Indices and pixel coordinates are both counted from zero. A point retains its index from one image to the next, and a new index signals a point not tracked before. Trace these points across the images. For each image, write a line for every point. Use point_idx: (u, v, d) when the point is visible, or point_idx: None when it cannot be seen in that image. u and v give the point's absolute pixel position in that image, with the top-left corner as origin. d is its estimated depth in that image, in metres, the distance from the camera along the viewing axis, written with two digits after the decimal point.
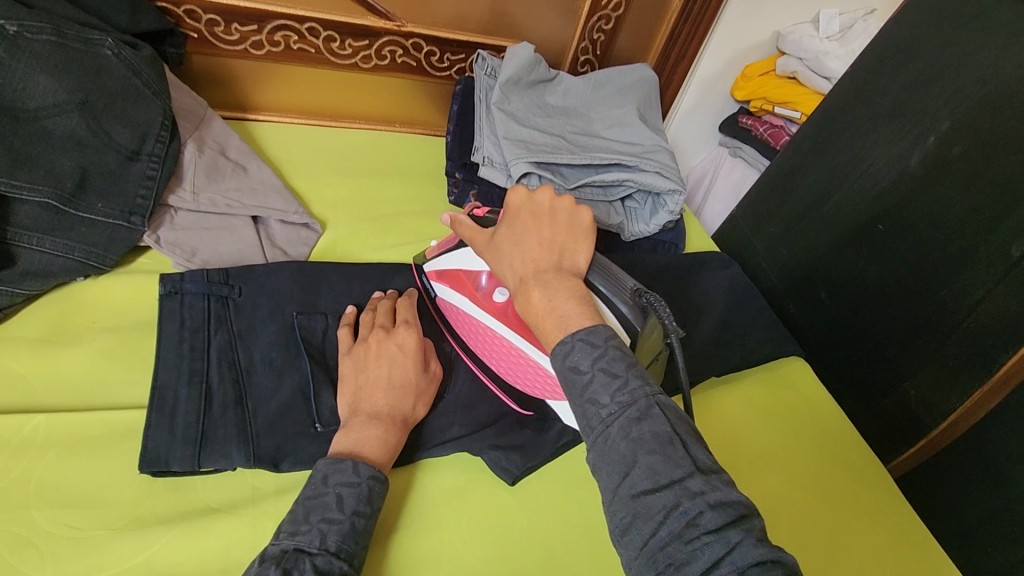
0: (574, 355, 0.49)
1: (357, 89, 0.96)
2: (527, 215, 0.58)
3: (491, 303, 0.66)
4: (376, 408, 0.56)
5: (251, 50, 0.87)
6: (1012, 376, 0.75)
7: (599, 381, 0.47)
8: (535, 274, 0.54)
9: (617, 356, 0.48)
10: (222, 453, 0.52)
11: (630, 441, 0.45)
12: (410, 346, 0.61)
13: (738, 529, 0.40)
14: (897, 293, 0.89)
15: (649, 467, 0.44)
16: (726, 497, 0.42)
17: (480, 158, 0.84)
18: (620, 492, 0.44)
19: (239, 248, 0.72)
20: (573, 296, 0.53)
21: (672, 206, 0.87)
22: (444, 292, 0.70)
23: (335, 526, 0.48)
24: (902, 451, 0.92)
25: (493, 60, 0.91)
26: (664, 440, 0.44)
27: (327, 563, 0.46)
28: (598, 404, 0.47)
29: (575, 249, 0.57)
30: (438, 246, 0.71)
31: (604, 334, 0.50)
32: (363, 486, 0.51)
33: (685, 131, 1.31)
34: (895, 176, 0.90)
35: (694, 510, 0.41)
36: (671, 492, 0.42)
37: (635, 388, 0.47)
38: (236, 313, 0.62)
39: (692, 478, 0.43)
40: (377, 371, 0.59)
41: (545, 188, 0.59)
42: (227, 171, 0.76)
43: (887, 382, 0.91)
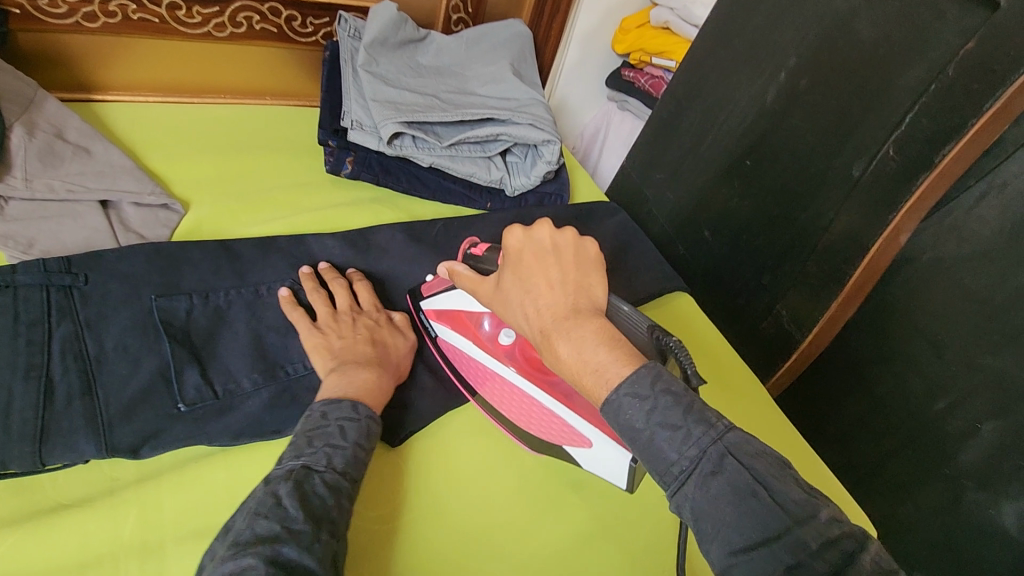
0: (624, 411, 0.46)
1: (215, 61, 0.91)
2: (532, 258, 0.54)
3: (497, 344, 0.67)
4: (362, 359, 0.62)
5: (83, 22, 0.79)
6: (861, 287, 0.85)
7: (663, 438, 0.44)
8: (556, 323, 0.50)
9: (670, 404, 0.45)
10: (68, 445, 0.49)
11: (711, 497, 0.42)
12: (383, 318, 0.69)
13: (848, 574, 0.38)
14: (765, 222, 0.95)
15: (736, 523, 0.41)
16: (829, 538, 0.39)
17: (350, 122, 0.82)
18: (718, 549, 0.41)
19: (86, 234, 0.66)
20: (601, 340, 0.49)
21: (548, 156, 0.88)
22: (444, 333, 0.70)
23: (339, 450, 0.52)
24: (777, 368, 0.99)
25: (355, 22, 0.89)
26: (744, 491, 0.42)
27: (336, 479, 0.50)
28: (669, 460, 0.44)
29: (592, 283, 0.53)
30: (437, 283, 0.72)
31: (649, 379, 0.46)
32: (363, 422, 0.56)
33: (572, 88, 1.33)
34: (756, 113, 0.95)
35: (800, 563, 0.38)
36: (771, 550, 0.39)
37: (700, 436, 0.44)
38: (82, 302, 0.58)
39: (790, 531, 0.40)
40: (355, 336, 0.64)
41: (543, 223, 0.55)
42: (66, 155, 0.70)
43: (763, 306, 0.98)
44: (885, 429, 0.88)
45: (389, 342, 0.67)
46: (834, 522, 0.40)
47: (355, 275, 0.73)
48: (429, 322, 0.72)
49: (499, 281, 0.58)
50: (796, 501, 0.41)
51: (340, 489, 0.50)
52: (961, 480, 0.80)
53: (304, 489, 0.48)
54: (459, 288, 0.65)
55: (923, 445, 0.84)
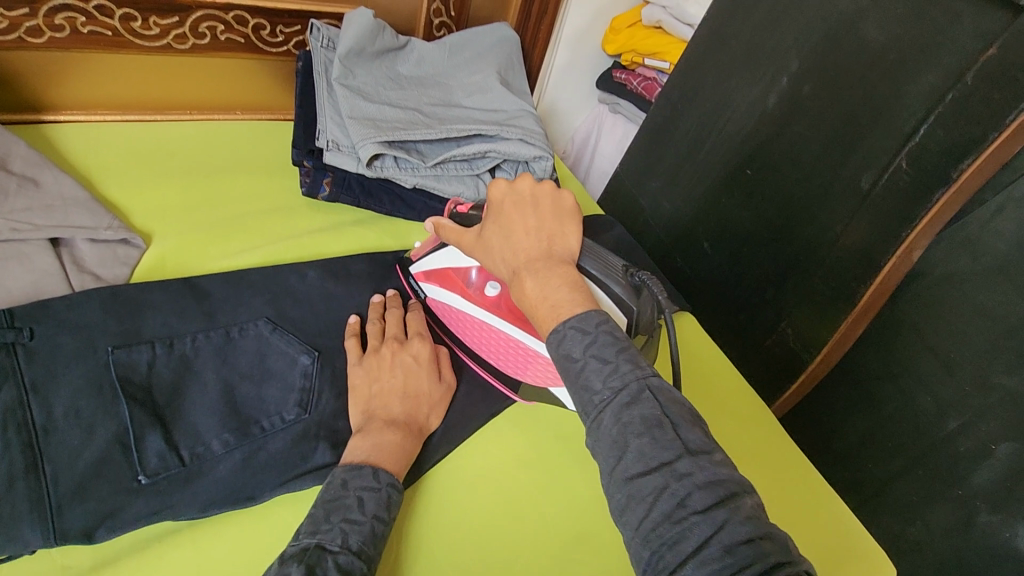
0: (565, 344, 0.46)
1: (178, 74, 0.84)
2: (511, 207, 0.56)
3: (484, 298, 0.69)
4: (392, 414, 0.58)
5: (27, 38, 0.72)
6: (872, 306, 0.80)
7: (592, 370, 0.44)
8: (526, 262, 0.52)
9: (609, 340, 0.45)
10: (10, 536, 0.44)
11: (621, 425, 0.41)
12: (424, 356, 0.64)
13: (724, 508, 0.37)
14: (769, 234, 0.90)
15: (639, 450, 0.40)
16: (717, 478, 0.39)
17: (325, 142, 0.76)
18: (614, 474, 0.41)
19: (34, 278, 0.60)
20: (568, 283, 0.50)
21: (541, 173, 0.84)
22: (434, 291, 0.72)
23: (356, 527, 0.48)
24: (785, 388, 0.94)
25: (329, 30, 0.83)
26: (652, 423, 0.41)
27: (350, 562, 0.45)
28: (591, 390, 0.44)
29: (566, 232, 0.55)
30: (424, 248, 0.73)
31: (595, 319, 0.47)
32: (383, 492, 0.51)
33: (562, 90, 1.27)
34: (756, 119, 0.90)
35: (683, 491, 0.38)
36: (661, 475, 0.39)
37: (625, 371, 0.43)
38: (28, 361, 0.52)
39: (682, 460, 0.39)
40: (392, 381, 0.60)
41: (524, 177, 0.57)
42: (11, 189, 0.64)
43: (768, 322, 0.93)
44: (893, 450, 0.85)
45: (427, 388, 0.62)
46: (726, 466, 0.40)
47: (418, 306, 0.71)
48: (417, 284, 0.74)
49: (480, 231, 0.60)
50: (696, 440, 0.41)
51: (355, 571, 0.45)
52: (973, 502, 0.77)
53: (316, 572, 0.43)
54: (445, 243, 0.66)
55: (934, 466, 0.80)
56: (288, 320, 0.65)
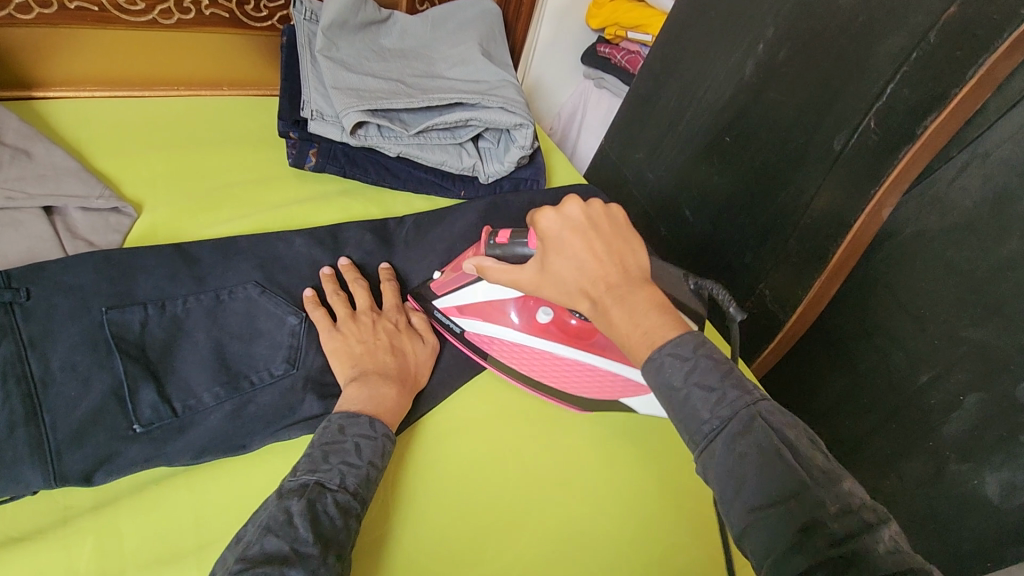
0: (665, 371, 0.48)
1: (165, 50, 0.85)
2: (572, 234, 0.55)
3: (535, 325, 0.70)
4: (385, 368, 0.61)
5: (15, 14, 0.73)
6: (840, 268, 0.83)
7: (698, 397, 0.46)
8: (609, 290, 0.52)
9: (709, 365, 0.47)
10: (13, 477, 0.47)
11: (736, 455, 0.44)
12: (403, 323, 0.67)
13: (864, 537, 0.39)
14: (747, 199, 0.92)
15: (760, 480, 0.43)
16: (846, 508, 0.41)
17: (309, 112, 0.78)
18: (736, 505, 0.43)
19: (29, 244, 0.62)
20: (654, 305, 0.51)
21: (522, 141, 0.84)
22: (467, 324, 0.71)
23: (353, 470, 0.51)
24: (762, 349, 0.96)
25: (311, 3, 0.84)
26: (769, 452, 0.43)
27: (346, 501, 0.48)
28: (700, 419, 0.46)
29: (631, 249, 0.55)
30: (448, 281, 0.72)
31: (691, 344, 0.48)
32: (379, 441, 0.54)
33: (547, 66, 1.29)
34: (734, 87, 0.92)
35: (815, 521, 0.40)
36: (788, 506, 0.41)
37: (735, 399, 0.46)
38: (25, 319, 0.54)
39: (809, 490, 0.41)
40: (376, 341, 0.63)
41: (572, 199, 0.57)
42: (4, 159, 0.65)
43: (746, 285, 0.96)
44: (869, 405, 0.87)
45: (411, 348, 0.66)
46: (852, 492, 0.42)
47: (386, 272, 0.73)
48: (448, 319, 0.72)
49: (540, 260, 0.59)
50: (819, 468, 0.43)
51: (351, 510, 0.48)
52: (943, 452, 0.79)
53: (315, 508, 0.46)
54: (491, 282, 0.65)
55: (907, 420, 0.83)
56: (277, 283, 0.67)
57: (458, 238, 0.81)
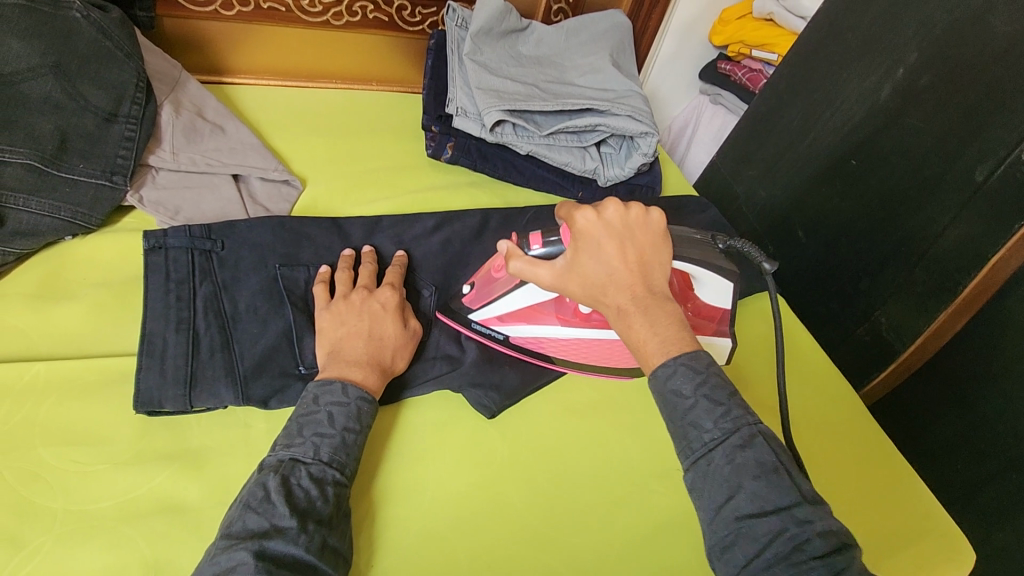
0: (675, 379, 0.50)
1: (330, 48, 0.97)
2: (608, 238, 0.54)
3: (579, 316, 0.68)
4: (355, 354, 0.58)
5: (221, 10, 0.87)
6: (974, 299, 0.80)
7: (703, 409, 0.49)
8: (632, 303, 0.52)
9: (719, 383, 0.50)
10: (211, 392, 0.55)
11: (735, 465, 0.47)
12: (392, 304, 0.64)
13: (844, 555, 0.43)
14: (871, 227, 0.91)
15: (755, 491, 0.45)
16: (831, 527, 0.44)
17: (454, 109, 0.86)
18: (723, 512, 0.46)
19: (221, 205, 0.73)
20: (674, 321, 0.52)
21: (645, 149, 0.88)
22: (514, 330, 0.69)
23: (327, 439, 0.52)
24: (872, 376, 0.95)
25: (463, 11, 0.92)
26: (768, 467, 0.46)
27: (321, 471, 0.51)
28: (703, 429, 0.48)
29: (659, 262, 0.56)
30: (483, 292, 0.67)
31: (705, 360, 0.51)
32: (352, 405, 0.55)
33: (664, 79, 1.31)
34: (866, 110, 0.91)
35: (803, 535, 0.43)
36: (779, 518, 0.44)
37: (737, 416, 0.49)
38: (219, 266, 0.65)
39: (801, 507, 0.45)
40: (357, 324, 0.61)
41: (612, 202, 0.56)
42: (205, 132, 0.77)
43: (860, 312, 0.94)
44: (986, 449, 0.83)
45: (393, 333, 0.62)
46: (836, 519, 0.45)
47: (398, 264, 0.72)
48: (490, 330, 0.69)
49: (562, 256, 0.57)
50: (810, 490, 0.46)
51: (326, 480, 0.51)
52: None
53: (290, 482, 0.49)
54: (512, 268, 0.61)
55: None
56: (414, 259, 0.75)
57: None
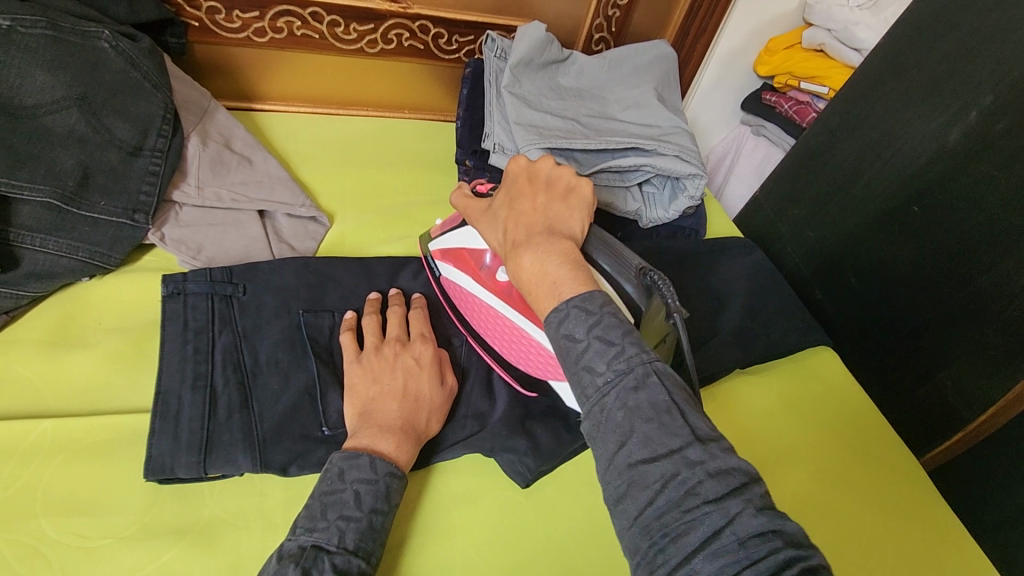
0: (568, 322, 0.47)
1: (363, 75, 0.93)
2: (525, 182, 0.58)
3: (494, 283, 0.63)
4: (387, 419, 0.54)
5: (254, 37, 0.84)
6: None
7: (595, 351, 0.45)
8: (527, 239, 0.53)
9: (613, 322, 0.45)
10: (227, 459, 0.51)
11: (627, 409, 0.42)
12: (427, 359, 0.60)
13: (737, 499, 0.38)
14: (935, 279, 0.84)
15: (646, 435, 0.41)
16: (730, 468, 0.39)
17: (490, 145, 0.82)
18: (617, 461, 0.41)
19: (246, 244, 0.70)
20: (566, 260, 0.51)
21: (692, 191, 0.84)
22: (447, 272, 0.67)
23: (352, 524, 0.48)
24: (935, 444, 0.88)
25: (503, 41, 0.88)
26: (662, 409, 0.42)
27: (346, 562, 0.46)
28: (596, 371, 0.44)
29: (570, 216, 0.56)
30: (447, 222, 0.68)
31: (600, 300, 0.47)
32: (381, 483, 0.50)
33: (705, 109, 1.26)
34: (932, 154, 0.84)
35: (693, 479, 0.39)
36: (670, 462, 0.40)
37: (631, 355, 0.44)
38: (240, 313, 0.61)
39: (691, 448, 0.40)
40: (391, 383, 0.57)
41: (545, 158, 0.60)
42: (233, 164, 0.74)
43: (921, 370, 0.87)
44: None
45: (428, 391, 0.58)
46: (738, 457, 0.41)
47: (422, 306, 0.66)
48: (435, 262, 0.69)
49: (491, 202, 0.61)
50: (704, 428, 0.41)
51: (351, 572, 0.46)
52: None
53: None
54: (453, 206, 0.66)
55: None
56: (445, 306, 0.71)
57: None
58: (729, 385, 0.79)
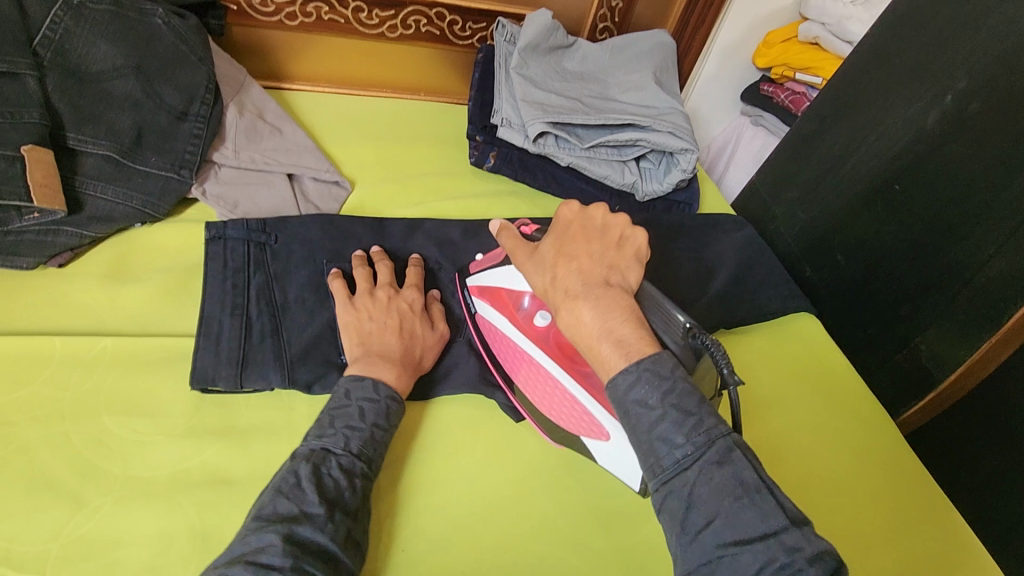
0: (638, 388, 0.52)
1: (383, 58, 1.01)
2: (580, 231, 0.62)
3: (533, 329, 0.65)
4: (387, 351, 0.61)
5: (285, 21, 0.93)
6: (1009, 339, 0.79)
7: (671, 420, 0.50)
8: (587, 290, 0.57)
9: (686, 390, 0.51)
10: (261, 375, 0.59)
11: (714, 486, 0.47)
12: (418, 305, 0.66)
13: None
14: (913, 252, 0.89)
15: (736, 518, 0.46)
16: (821, 550, 0.44)
17: (499, 120, 0.89)
18: (706, 539, 0.46)
19: (276, 201, 0.78)
20: (628, 317, 0.56)
21: (685, 165, 0.90)
22: (482, 309, 0.69)
23: (356, 433, 0.55)
24: (908, 407, 0.94)
25: (513, 28, 0.95)
26: (749, 488, 0.47)
27: (350, 463, 0.53)
28: (675, 444, 0.50)
29: (625, 268, 0.61)
30: (486, 260, 0.70)
31: (669, 363, 0.53)
32: (382, 403, 0.57)
33: (705, 99, 1.32)
34: (913, 136, 0.90)
35: (790, 563, 0.43)
36: (766, 546, 0.44)
37: (709, 428, 0.50)
38: (272, 257, 0.68)
39: (787, 533, 0.45)
40: (385, 321, 0.63)
41: (598, 207, 0.64)
42: (265, 132, 0.81)
43: (898, 339, 0.92)
44: None
45: (421, 332, 0.65)
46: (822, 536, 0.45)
47: (416, 263, 0.73)
48: (470, 298, 0.70)
49: (538, 246, 0.64)
50: (793, 509, 0.46)
51: (354, 472, 0.53)
52: None
53: (321, 472, 0.51)
54: (501, 246, 0.67)
55: None
56: (454, 262, 0.78)
57: None
58: None
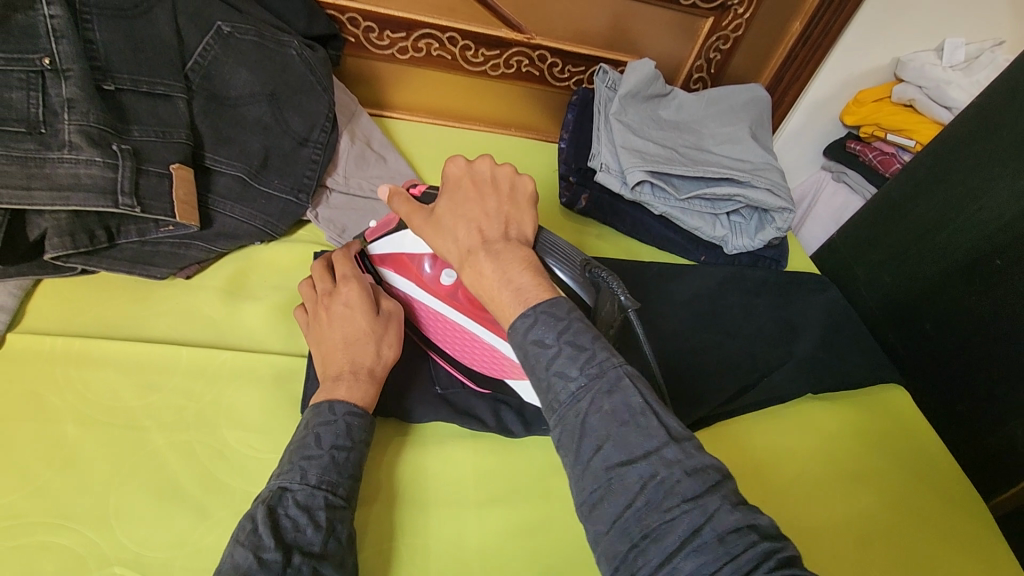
0: (535, 329, 0.48)
1: (481, 94, 1.04)
2: (470, 185, 0.56)
3: (439, 287, 0.62)
4: (338, 370, 0.58)
5: (397, 54, 0.97)
6: None
7: (565, 355, 0.46)
8: (483, 246, 0.53)
9: (582, 328, 0.48)
10: None
11: (605, 414, 0.44)
12: (354, 299, 0.61)
13: (713, 496, 0.40)
14: (1014, 332, 0.86)
15: (622, 439, 0.43)
16: (703, 464, 0.42)
17: (597, 164, 0.90)
18: (595, 465, 0.43)
19: None
20: (525, 266, 0.52)
21: (780, 224, 0.90)
22: (388, 277, 0.66)
23: (314, 461, 0.52)
24: (1003, 493, 0.92)
25: (614, 74, 0.97)
26: (634, 410, 0.44)
27: (308, 496, 0.50)
28: (568, 377, 0.46)
29: (522, 219, 0.56)
30: (380, 227, 0.65)
31: (566, 306, 0.49)
32: (340, 422, 0.55)
33: (788, 153, 1.31)
34: (1021, 210, 0.87)
35: (671, 477, 0.41)
36: (647, 463, 0.42)
37: (602, 360, 0.46)
38: None
39: (666, 447, 0.42)
40: (331, 335, 0.60)
41: (484, 157, 0.58)
42: (372, 161, 0.84)
43: (993, 420, 0.90)
44: None
45: (367, 325, 0.60)
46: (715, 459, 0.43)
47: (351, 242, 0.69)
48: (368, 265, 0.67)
49: (433, 207, 0.57)
50: (676, 426, 0.44)
51: (314, 505, 0.50)
52: None
53: (278, 512, 0.49)
54: (399, 213, 0.59)
55: None
56: None
57: (693, 298, 0.89)
58: (797, 407, 0.83)
